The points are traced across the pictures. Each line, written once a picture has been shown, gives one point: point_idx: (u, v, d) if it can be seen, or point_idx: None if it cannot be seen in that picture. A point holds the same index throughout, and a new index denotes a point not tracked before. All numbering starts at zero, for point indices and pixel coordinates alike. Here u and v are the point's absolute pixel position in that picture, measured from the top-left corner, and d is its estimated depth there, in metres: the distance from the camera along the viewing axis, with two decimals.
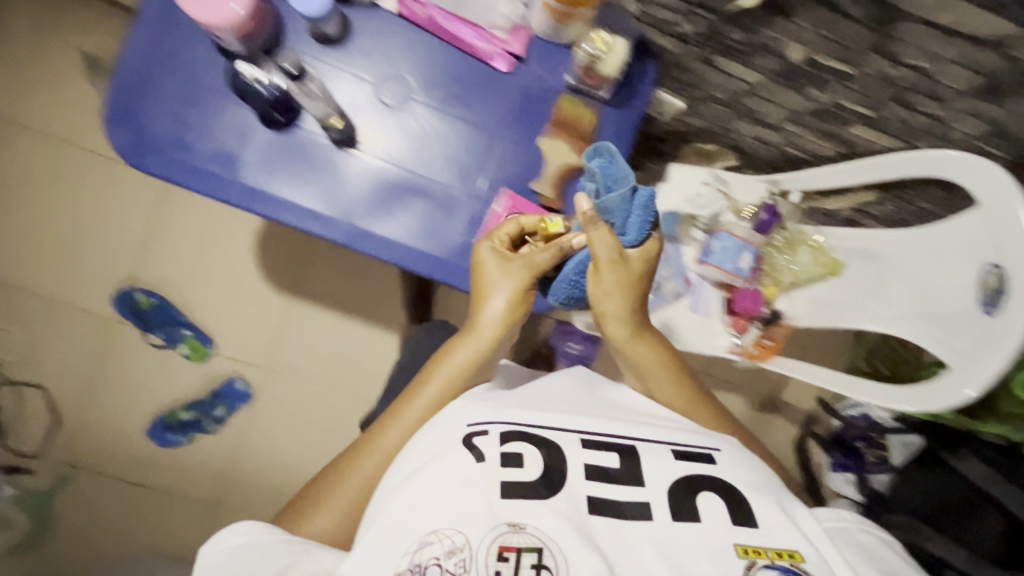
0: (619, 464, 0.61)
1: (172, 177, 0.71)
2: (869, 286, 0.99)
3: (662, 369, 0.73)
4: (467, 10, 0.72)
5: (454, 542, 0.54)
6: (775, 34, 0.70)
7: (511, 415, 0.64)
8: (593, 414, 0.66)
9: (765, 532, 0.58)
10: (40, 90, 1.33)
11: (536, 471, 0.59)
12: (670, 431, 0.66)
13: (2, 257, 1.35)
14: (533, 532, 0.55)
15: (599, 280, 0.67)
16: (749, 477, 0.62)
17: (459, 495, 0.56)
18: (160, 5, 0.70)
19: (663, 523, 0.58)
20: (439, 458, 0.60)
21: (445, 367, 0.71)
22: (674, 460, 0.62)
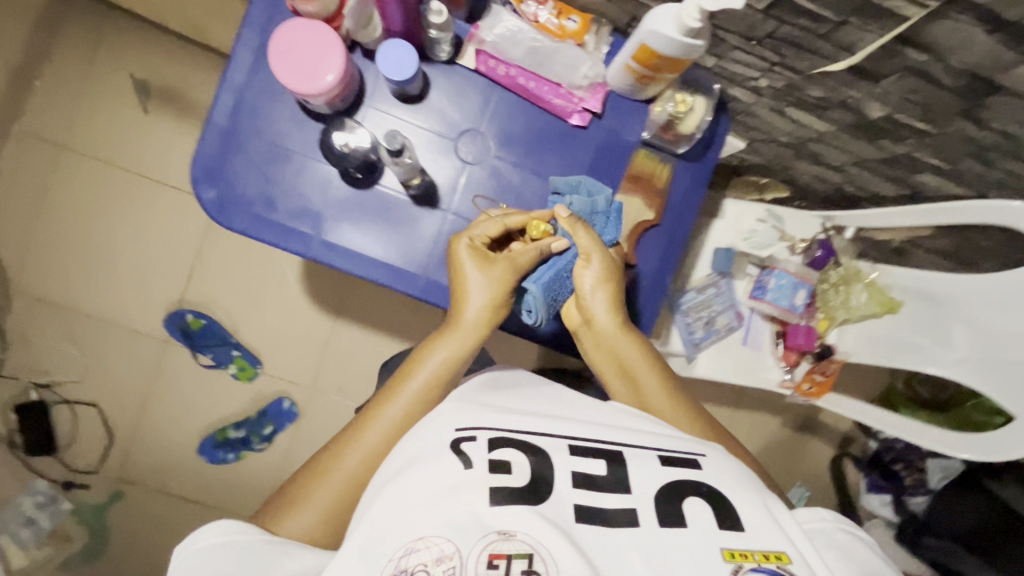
0: (607, 471, 0.57)
1: (258, 235, 0.72)
2: (926, 325, 0.98)
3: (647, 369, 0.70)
4: (548, 69, 0.72)
5: (442, 550, 0.50)
6: (858, 94, 0.70)
7: (494, 418, 0.60)
8: (578, 419, 0.62)
9: (752, 535, 0.54)
10: (98, 117, 1.37)
11: (525, 479, 0.55)
12: (657, 435, 0.62)
13: (61, 278, 1.40)
14: (523, 539, 0.51)
15: (587, 270, 0.70)
16: (734, 479, 0.58)
17: (447, 502, 0.52)
18: (248, 68, 0.71)
19: (652, 531, 0.53)
20: (426, 462, 0.56)
21: (420, 364, 0.68)
22: (659, 466, 0.57)
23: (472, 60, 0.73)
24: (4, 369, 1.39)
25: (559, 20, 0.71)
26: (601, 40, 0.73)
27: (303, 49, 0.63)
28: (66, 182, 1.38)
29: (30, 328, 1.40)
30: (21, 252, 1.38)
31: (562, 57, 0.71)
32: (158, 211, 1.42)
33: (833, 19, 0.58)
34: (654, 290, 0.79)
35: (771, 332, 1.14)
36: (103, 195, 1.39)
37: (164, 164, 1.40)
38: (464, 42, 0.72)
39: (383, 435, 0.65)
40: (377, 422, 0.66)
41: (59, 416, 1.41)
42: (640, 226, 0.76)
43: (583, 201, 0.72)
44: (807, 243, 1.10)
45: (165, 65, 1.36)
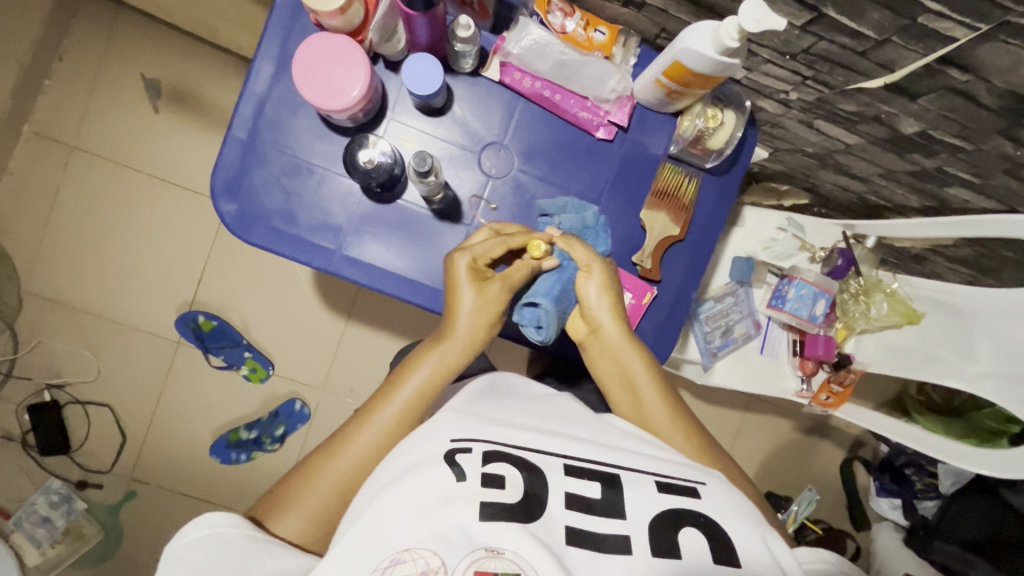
0: (600, 495, 0.58)
1: (276, 249, 0.71)
2: (949, 339, 0.96)
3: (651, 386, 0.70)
4: (574, 82, 0.70)
5: (428, 564, 0.52)
6: (892, 110, 0.69)
7: (495, 433, 0.61)
8: (573, 436, 0.63)
9: (748, 573, 0.56)
10: (112, 118, 1.38)
11: (518, 496, 0.56)
12: (652, 456, 0.63)
13: (73, 278, 1.40)
14: (511, 558, 0.53)
15: (589, 283, 0.70)
16: (734, 512, 0.60)
17: (437, 515, 0.54)
18: (268, 80, 0.70)
19: (643, 558, 0.55)
20: (420, 472, 0.57)
21: (415, 377, 0.68)
22: (655, 492, 0.59)
23: (496, 72, 0.71)
24: (17, 370, 1.38)
25: (588, 32, 0.70)
26: (629, 53, 0.72)
27: (328, 65, 0.61)
28: (78, 182, 1.38)
29: (42, 329, 1.39)
30: (32, 251, 1.38)
31: (588, 70, 0.69)
32: (170, 213, 1.41)
33: (875, 37, 0.57)
34: (679, 308, 0.77)
35: (788, 341, 1.13)
36: (115, 195, 1.40)
37: (177, 165, 1.40)
38: (490, 54, 0.71)
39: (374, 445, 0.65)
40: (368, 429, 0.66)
41: (72, 417, 1.41)
42: (666, 242, 0.75)
43: (573, 218, 0.73)
44: (828, 251, 1.08)
45: (178, 66, 1.39)
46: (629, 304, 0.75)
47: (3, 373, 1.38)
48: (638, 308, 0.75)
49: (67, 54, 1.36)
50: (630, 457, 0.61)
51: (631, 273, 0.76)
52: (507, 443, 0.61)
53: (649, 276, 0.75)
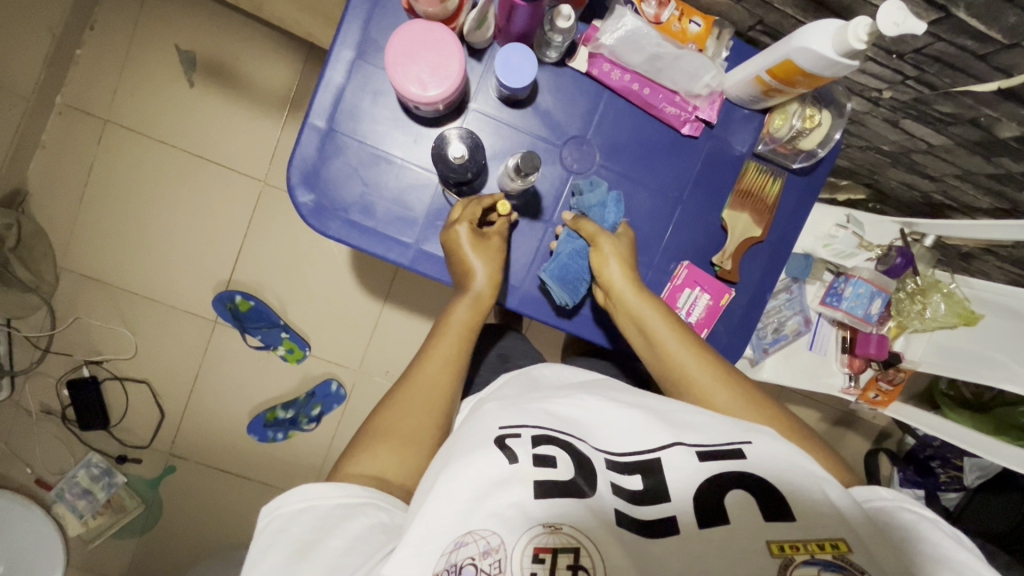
0: (641, 485, 0.54)
1: (352, 241, 0.69)
2: (1009, 342, 0.95)
3: (678, 341, 0.65)
4: (666, 77, 0.68)
5: (489, 543, 0.48)
6: (994, 113, 0.66)
7: (541, 418, 0.58)
8: (619, 410, 0.60)
9: (805, 524, 0.50)
10: (147, 91, 1.35)
11: (570, 474, 0.53)
12: (694, 423, 0.58)
13: (108, 255, 1.38)
14: (570, 531, 0.48)
15: (599, 259, 0.68)
16: (788, 472, 0.54)
17: (491, 497, 0.50)
18: (346, 69, 0.67)
19: (693, 535, 0.49)
20: (468, 456, 0.54)
21: (450, 330, 0.69)
22: (697, 461, 0.54)
23: (584, 63, 0.69)
24: (55, 346, 1.38)
25: (682, 23, 0.66)
26: (722, 45, 0.69)
27: (421, 55, 0.59)
28: (112, 156, 1.35)
29: (79, 304, 1.38)
30: (68, 225, 1.36)
31: (683, 65, 0.66)
32: (206, 190, 1.39)
33: (1002, 41, 0.55)
34: (755, 308, 0.77)
35: (838, 337, 1.12)
36: (150, 169, 1.37)
37: (213, 141, 1.37)
38: (579, 43, 0.68)
39: (443, 378, 0.66)
40: (431, 368, 0.66)
41: (111, 392, 1.41)
42: (747, 243, 0.73)
43: (581, 200, 0.70)
44: (885, 249, 1.07)
45: (218, 39, 1.35)
46: (707, 305, 0.73)
47: (42, 348, 1.38)
48: (716, 310, 0.73)
49: (100, 23, 1.31)
50: (675, 427, 0.57)
51: (708, 273, 0.74)
52: (559, 427, 0.57)
53: (728, 277, 0.74)
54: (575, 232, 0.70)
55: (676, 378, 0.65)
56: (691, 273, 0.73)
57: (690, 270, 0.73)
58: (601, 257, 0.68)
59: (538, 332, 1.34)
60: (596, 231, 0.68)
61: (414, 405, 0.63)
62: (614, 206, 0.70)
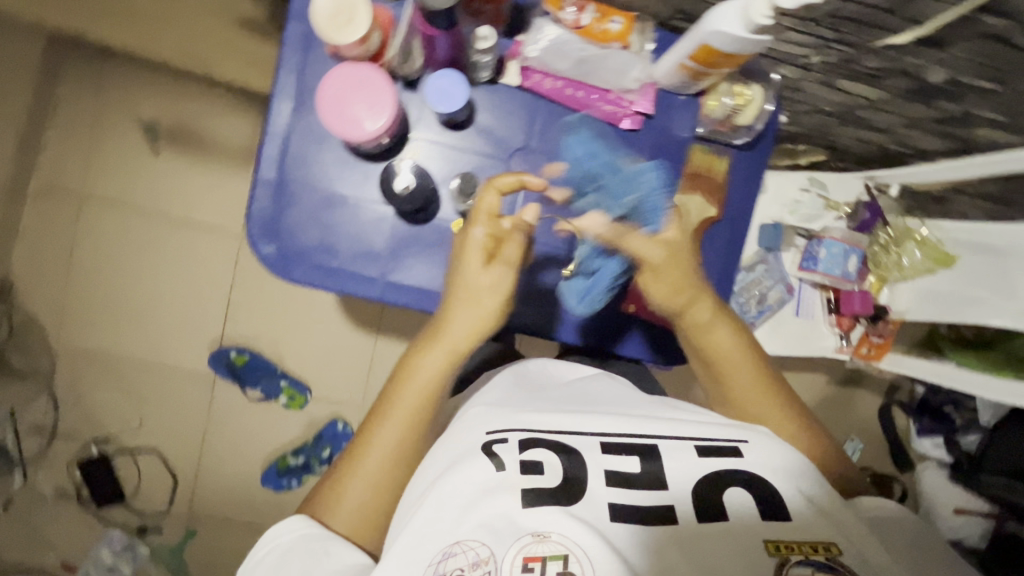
0: (639, 467, 0.56)
1: (321, 284, 0.71)
2: (986, 277, 0.95)
3: (738, 358, 0.68)
4: (596, 78, 0.70)
5: (479, 554, 0.52)
6: (921, 62, 0.68)
7: (527, 420, 0.60)
8: (611, 413, 0.63)
9: (800, 526, 0.53)
10: (113, 167, 1.37)
11: (557, 478, 0.55)
12: (688, 422, 0.61)
13: (99, 333, 1.40)
14: (558, 540, 0.51)
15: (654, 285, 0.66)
16: (785, 468, 0.57)
17: (480, 505, 0.54)
18: (289, 117, 0.69)
19: (688, 526, 0.53)
20: (457, 466, 0.56)
21: (417, 376, 0.65)
22: (696, 457, 0.57)
23: (516, 77, 0.70)
24: (60, 430, 1.40)
25: (602, 24, 0.68)
26: (646, 38, 0.70)
27: (353, 97, 0.61)
28: (92, 235, 1.38)
29: (79, 386, 1.40)
30: (56, 310, 1.38)
31: (611, 63, 0.69)
32: (185, 254, 1.41)
33: None
34: (725, 284, 0.78)
35: (823, 299, 1.13)
36: (127, 243, 1.39)
37: (186, 205, 1.39)
38: (507, 59, 0.70)
39: (399, 441, 0.63)
40: (388, 427, 0.64)
41: (122, 467, 1.42)
42: (704, 224, 0.75)
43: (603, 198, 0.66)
44: (852, 206, 1.09)
45: (173, 104, 1.36)
46: None
47: (49, 433, 1.39)
48: None
49: (61, 108, 1.34)
50: (666, 425, 0.60)
51: None
52: (542, 427, 0.60)
53: None
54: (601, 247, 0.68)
55: (728, 395, 0.68)
56: None
57: None
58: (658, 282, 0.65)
59: (530, 340, 1.35)
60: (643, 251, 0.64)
61: (375, 464, 0.63)
62: (656, 207, 0.65)
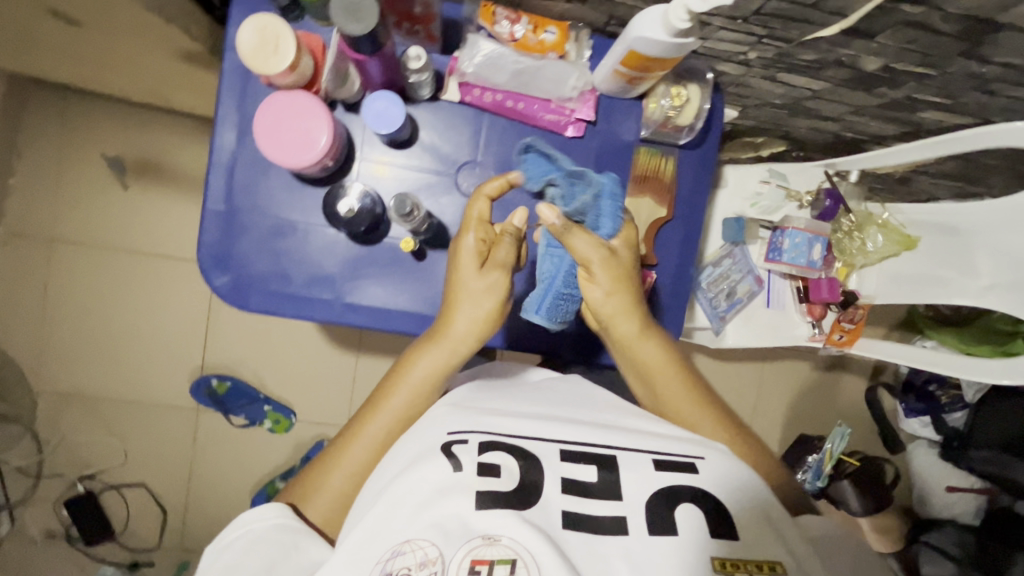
0: (597, 477, 0.57)
1: (276, 311, 0.71)
2: (947, 256, 0.98)
3: (670, 372, 0.70)
4: (535, 88, 0.71)
5: (427, 554, 0.51)
6: (853, 52, 0.69)
7: (491, 424, 0.60)
8: (573, 420, 0.63)
9: (748, 545, 0.54)
10: (83, 203, 1.37)
11: (513, 483, 0.55)
12: (649, 435, 0.62)
13: (79, 370, 1.40)
14: (508, 544, 0.51)
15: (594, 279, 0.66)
16: (736, 485, 0.59)
17: (434, 505, 0.53)
18: (233, 147, 0.70)
19: (640, 538, 0.53)
20: (416, 464, 0.56)
21: (412, 377, 0.66)
22: (653, 470, 0.58)
23: (456, 93, 0.71)
24: (46, 469, 1.40)
25: (537, 35, 0.68)
26: (582, 46, 0.71)
27: (288, 124, 0.61)
28: (65, 273, 1.38)
29: (61, 424, 1.40)
30: (34, 350, 1.38)
31: (546, 74, 0.69)
32: (160, 286, 1.41)
33: None
34: (682, 281, 0.78)
35: (793, 289, 1.13)
36: (102, 279, 1.39)
37: (158, 237, 1.40)
38: (446, 76, 0.71)
39: (390, 427, 0.66)
40: (382, 412, 0.66)
41: (110, 503, 1.42)
42: (654, 224, 0.76)
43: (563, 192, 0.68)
44: (814, 194, 1.08)
45: (138, 137, 1.36)
46: None
47: (34, 474, 1.39)
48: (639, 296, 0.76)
49: (26, 150, 1.34)
50: (627, 437, 0.61)
51: None
52: (503, 432, 0.60)
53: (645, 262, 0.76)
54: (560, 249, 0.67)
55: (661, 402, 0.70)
56: None
57: None
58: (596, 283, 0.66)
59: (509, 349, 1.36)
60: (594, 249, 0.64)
61: (362, 448, 0.65)
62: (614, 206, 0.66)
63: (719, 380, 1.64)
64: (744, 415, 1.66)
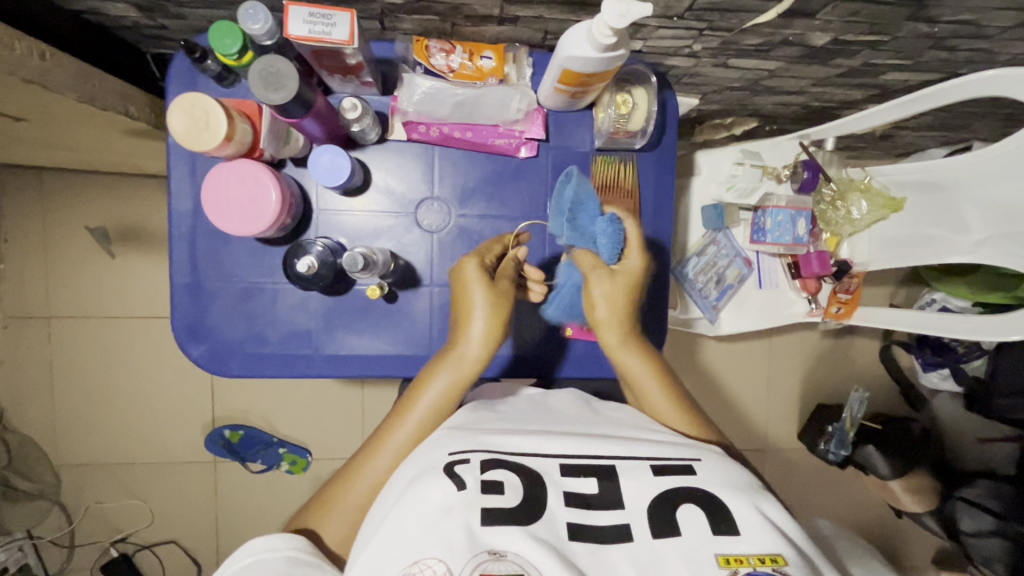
0: (597, 487, 0.55)
1: (257, 374, 0.72)
2: (939, 214, 0.95)
3: (661, 388, 0.68)
4: (479, 116, 0.69)
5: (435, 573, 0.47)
6: (797, 32, 0.67)
7: (490, 443, 0.59)
8: (569, 435, 0.61)
9: (748, 537, 0.51)
10: (74, 278, 1.39)
11: (517, 499, 0.53)
12: (646, 442, 0.61)
13: (95, 439, 1.43)
14: (514, 559, 0.48)
15: (597, 298, 0.67)
16: (738, 484, 0.56)
17: (439, 523, 0.50)
18: (189, 219, 0.70)
19: (645, 543, 0.51)
20: (419, 486, 0.54)
21: (428, 392, 0.65)
22: (652, 476, 0.56)
23: (402, 132, 0.70)
24: (79, 538, 1.44)
25: (474, 62, 0.67)
26: (522, 66, 0.70)
27: (235, 189, 0.61)
28: (68, 348, 1.40)
29: (86, 494, 1.44)
30: (48, 427, 1.41)
31: (488, 100, 0.68)
32: (160, 347, 1.43)
33: None
34: (659, 284, 0.79)
35: (784, 266, 1.09)
36: (104, 348, 1.41)
37: (151, 300, 1.41)
38: (389, 116, 0.70)
39: (411, 439, 0.65)
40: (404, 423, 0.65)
41: (145, 562, 1.47)
42: None
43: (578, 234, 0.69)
44: (792, 168, 1.03)
45: (117, 205, 1.37)
46: None
47: (68, 545, 1.44)
48: None
49: (12, 234, 1.36)
50: (622, 446, 0.59)
51: None
52: (500, 450, 0.58)
53: None
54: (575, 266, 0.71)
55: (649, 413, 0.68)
56: None
57: None
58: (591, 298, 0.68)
59: None
60: (592, 265, 0.67)
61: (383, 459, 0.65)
62: (612, 244, 0.67)
63: (727, 361, 1.62)
64: (757, 393, 1.64)
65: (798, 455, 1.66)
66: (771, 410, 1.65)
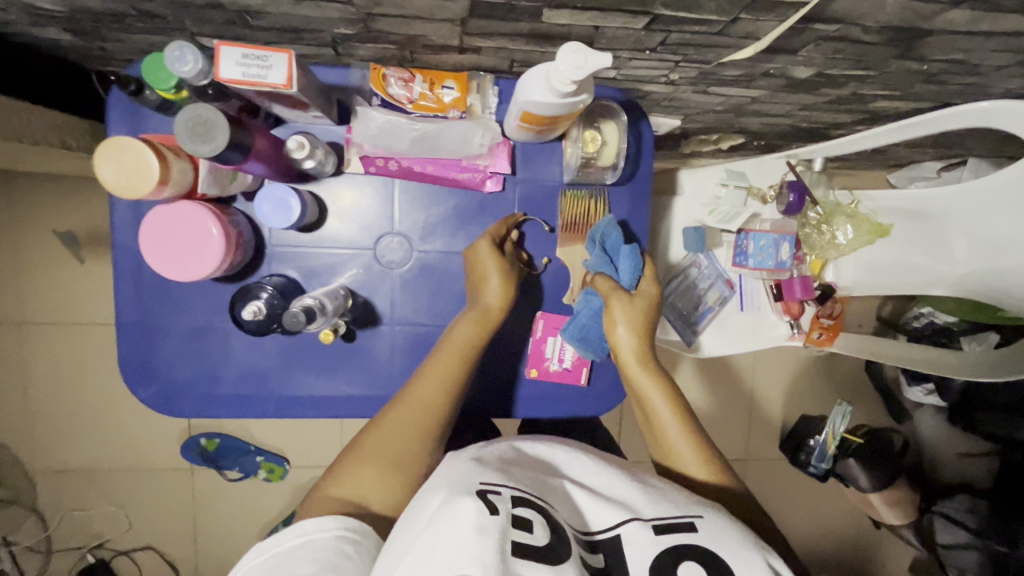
0: (603, 561, 0.44)
1: (209, 415, 0.70)
2: (921, 244, 0.93)
3: (678, 425, 0.60)
4: (441, 150, 0.66)
5: None
6: (779, 65, 0.62)
7: (519, 476, 0.48)
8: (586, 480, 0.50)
9: None
10: (43, 284, 1.35)
11: (546, 537, 0.42)
12: (649, 492, 0.49)
13: (69, 446, 1.41)
14: None
15: (617, 317, 0.64)
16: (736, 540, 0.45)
17: (466, 549, 0.40)
18: (132, 257, 0.66)
19: None
20: (439, 507, 0.43)
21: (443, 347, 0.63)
22: (651, 535, 0.45)
23: (359, 165, 0.67)
24: (56, 544, 1.43)
25: (435, 92, 0.63)
26: (487, 95, 0.66)
27: (179, 235, 0.58)
28: (38, 355, 1.37)
29: (61, 500, 1.43)
30: (20, 435, 1.39)
31: (447, 135, 0.64)
32: None
33: (723, 19, 0.51)
34: None
35: (766, 288, 1.05)
36: (75, 355, 1.38)
37: None
38: (345, 147, 0.66)
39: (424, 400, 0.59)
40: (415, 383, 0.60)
41: (123, 567, 1.47)
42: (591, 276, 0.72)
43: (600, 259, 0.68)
44: (777, 188, 1.00)
45: (84, 210, 1.33)
46: (568, 367, 0.75)
47: (44, 550, 1.43)
48: None
49: None
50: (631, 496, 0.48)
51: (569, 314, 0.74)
52: (533, 487, 0.47)
53: None
54: (594, 291, 0.68)
55: (662, 450, 0.61)
56: (547, 323, 0.73)
57: (545, 320, 0.74)
58: (609, 319, 0.65)
59: None
60: (611, 287, 0.65)
61: (403, 419, 0.58)
62: (634, 265, 0.67)
63: (711, 371, 1.60)
64: (741, 403, 1.63)
65: (780, 465, 1.65)
66: (754, 421, 1.64)
